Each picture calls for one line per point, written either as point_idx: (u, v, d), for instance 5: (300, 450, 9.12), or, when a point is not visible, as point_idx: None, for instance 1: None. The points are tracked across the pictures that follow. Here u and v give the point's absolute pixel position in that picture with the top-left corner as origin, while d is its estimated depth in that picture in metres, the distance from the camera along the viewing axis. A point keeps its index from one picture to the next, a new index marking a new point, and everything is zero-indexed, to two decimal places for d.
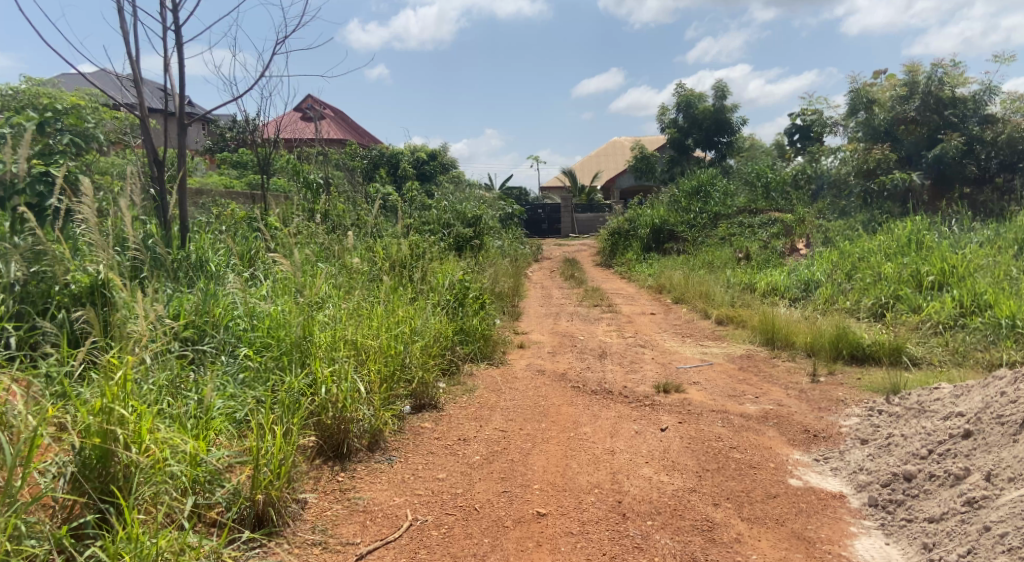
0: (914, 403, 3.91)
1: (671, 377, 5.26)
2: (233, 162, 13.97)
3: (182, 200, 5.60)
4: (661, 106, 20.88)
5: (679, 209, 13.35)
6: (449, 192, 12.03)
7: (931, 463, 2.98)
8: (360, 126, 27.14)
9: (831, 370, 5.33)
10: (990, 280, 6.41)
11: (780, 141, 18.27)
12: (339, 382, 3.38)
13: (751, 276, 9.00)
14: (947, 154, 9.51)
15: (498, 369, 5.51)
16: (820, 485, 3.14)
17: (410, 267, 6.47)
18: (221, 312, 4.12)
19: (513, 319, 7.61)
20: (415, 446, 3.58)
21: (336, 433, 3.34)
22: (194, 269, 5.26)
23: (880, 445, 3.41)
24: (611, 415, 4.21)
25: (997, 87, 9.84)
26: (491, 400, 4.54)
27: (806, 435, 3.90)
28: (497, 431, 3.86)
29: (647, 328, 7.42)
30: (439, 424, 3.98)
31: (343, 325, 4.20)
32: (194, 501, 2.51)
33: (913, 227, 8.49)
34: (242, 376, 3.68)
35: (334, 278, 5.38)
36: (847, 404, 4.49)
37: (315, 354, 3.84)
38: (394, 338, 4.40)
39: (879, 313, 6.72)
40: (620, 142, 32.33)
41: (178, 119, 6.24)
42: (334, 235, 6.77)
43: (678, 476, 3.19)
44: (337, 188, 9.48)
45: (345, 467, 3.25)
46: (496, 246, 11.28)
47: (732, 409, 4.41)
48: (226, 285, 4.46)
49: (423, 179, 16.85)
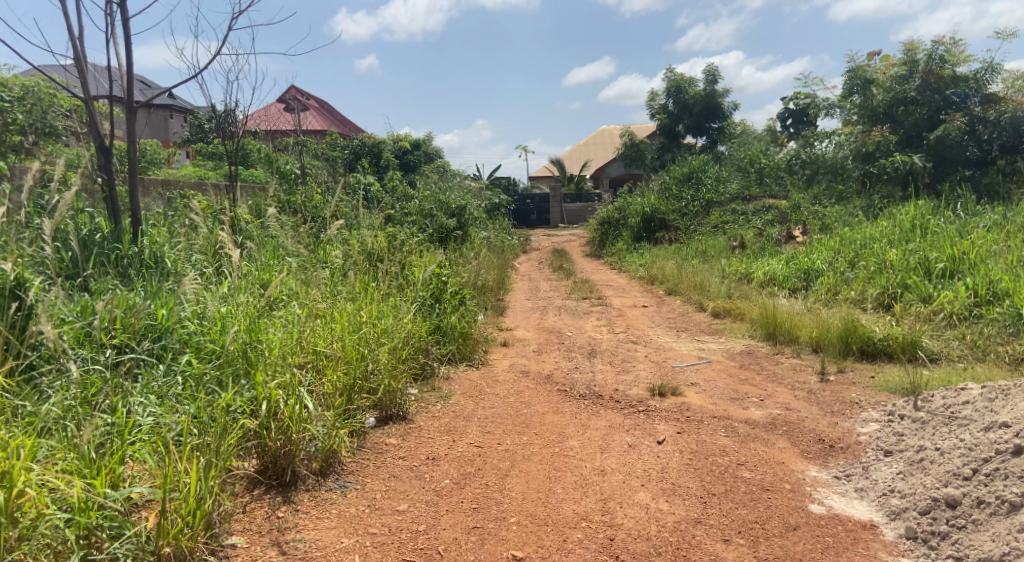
0: (939, 407, 3.48)
1: (667, 378, 4.80)
2: (207, 154, 13.36)
3: (130, 189, 5.01)
4: (650, 92, 20.40)
5: (670, 197, 12.86)
6: (432, 181, 11.50)
7: (978, 486, 2.54)
8: (341, 115, 26.42)
9: (841, 368, 4.87)
10: (1004, 267, 5.98)
11: (773, 125, 17.78)
12: (284, 395, 2.91)
13: (747, 265, 8.58)
14: (949, 135, 9.09)
15: (478, 372, 5.04)
16: (845, 511, 2.70)
17: (384, 260, 5.98)
18: (163, 315, 3.66)
19: (497, 315, 7.14)
20: (375, 469, 3.09)
21: (281, 457, 2.85)
22: (145, 268, 4.72)
23: (911, 460, 2.96)
24: (602, 425, 3.74)
25: (1000, 65, 9.35)
26: (468, 409, 4.08)
27: (821, 446, 3.45)
28: (471, 447, 3.39)
29: (639, 323, 6.95)
30: (407, 440, 3.50)
31: (300, 328, 3.72)
32: (82, 556, 2.08)
33: (917, 211, 8.04)
34: (176, 389, 3.22)
35: (301, 276, 4.91)
36: (863, 407, 4.04)
37: (263, 361, 3.35)
38: (359, 340, 3.91)
39: (887, 304, 6.27)
40: (609, 130, 31.75)
41: (127, 103, 5.67)
42: (306, 231, 6.30)
43: (680, 504, 2.73)
44: (313, 178, 8.96)
45: (289, 497, 2.77)
46: (480, 237, 10.78)
47: (735, 415, 3.96)
48: (173, 287, 4.01)
49: (407, 169, 16.31)
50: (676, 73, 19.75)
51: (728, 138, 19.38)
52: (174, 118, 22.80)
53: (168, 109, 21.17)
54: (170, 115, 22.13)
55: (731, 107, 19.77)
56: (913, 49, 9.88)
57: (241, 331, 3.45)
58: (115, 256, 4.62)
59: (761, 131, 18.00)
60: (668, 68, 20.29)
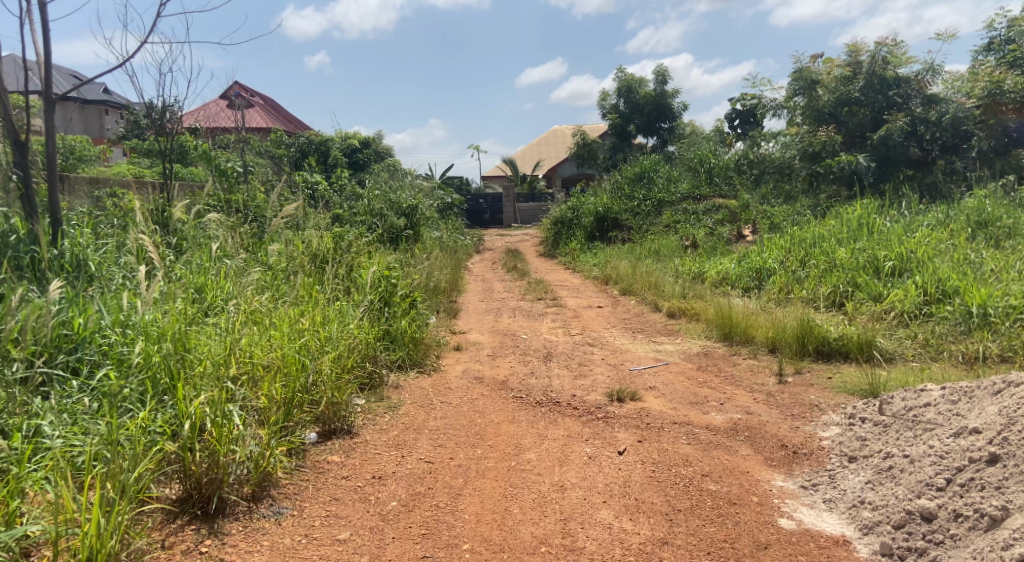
0: (901, 410, 3.39)
1: (625, 382, 4.64)
2: (143, 150, 12.72)
3: (49, 186, 4.56)
4: (602, 92, 20.40)
5: (623, 197, 12.82)
6: (382, 179, 11.18)
7: (953, 498, 2.47)
8: (286, 113, 25.70)
9: (798, 369, 4.80)
10: (951, 265, 6.05)
11: (722, 125, 17.92)
12: (210, 412, 2.64)
13: (700, 264, 8.53)
14: (892, 136, 9.26)
15: (429, 379, 4.78)
16: (816, 525, 2.59)
17: (329, 262, 5.68)
18: (81, 323, 3.35)
19: (449, 318, 6.90)
20: (315, 492, 2.84)
21: (206, 483, 2.57)
22: (66, 272, 4.31)
23: (879, 468, 2.86)
24: (559, 435, 3.55)
25: (940, 66, 9.56)
26: (418, 420, 3.84)
27: (784, 452, 3.33)
28: (421, 463, 3.17)
29: (595, 324, 6.81)
30: (351, 457, 3.25)
31: (235, 336, 3.43)
32: None
33: (864, 210, 8.09)
34: (92, 406, 2.92)
35: (241, 280, 4.61)
36: (823, 410, 3.95)
37: (192, 374, 3.06)
38: (299, 349, 3.65)
39: (839, 303, 6.26)
40: (560, 130, 31.77)
41: (44, 95, 5.16)
42: (247, 233, 5.96)
43: (645, 523, 2.58)
44: (256, 176, 8.55)
45: (214, 529, 2.50)
46: (432, 238, 10.53)
47: (696, 420, 3.82)
48: (95, 297, 3.69)
49: (356, 168, 15.89)
50: (627, 73, 19.76)
51: (678, 139, 19.57)
52: (109, 115, 21.74)
53: (104, 106, 20.19)
54: (106, 111, 21.18)
55: (681, 107, 19.96)
56: (856, 51, 10.01)
57: (167, 342, 3.15)
58: (33, 260, 4.22)
59: (710, 131, 18.13)
60: (619, 69, 20.29)
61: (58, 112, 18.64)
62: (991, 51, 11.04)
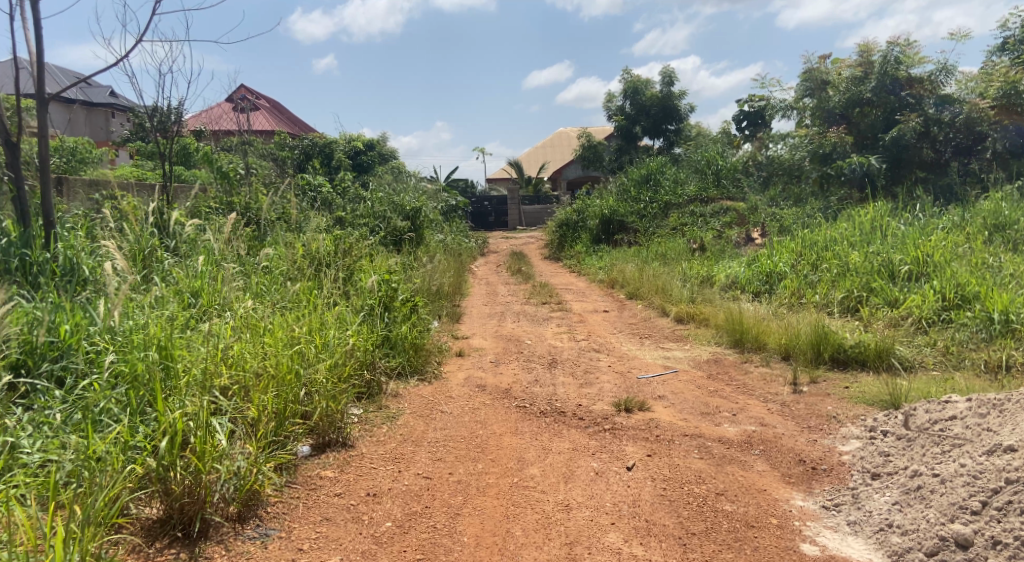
0: (925, 423, 3.20)
1: (632, 391, 4.46)
2: (145, 153, 12.60)
3: (41, 188, 4.35)
4: (607, 94, 20.21)
5: (629, 199, 12.64)
6: (385, 182, 11.02)
7: (990, 523, 2.30)
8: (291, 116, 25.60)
9: (814, 379, 4.61)
10: (969, 269, 5.85)
11: (730, 128, 17.67)
12: (192, 426, 2.49)
13: (708, 268, 8.35)
14: (904, 137, 9.00)
15: (430, 387, 4.60)
16: (840, 552, 2.41)
17: (331, 265, 5.52)
18: (66, 330, 3.17)
19: (452, 322, 6.73)
20: (304, 511, 2.68)
21: (188, 504, 2.41)
22: (58, 277, 4.14)
23: (906, 487, 2.68)
24: (564, 448, 3.38)
25: (954, 67, 9.33)
26: (417, 431, 3.67)
27: (803, 468, 3.14)
28: (419, 479, 3.00)
29: (601, 329, 6.63)
30: (345, 472, 3.08)
31: (225, 343, 3.26)
32: None
33: (876, 212, 7.89)
34: (73, 417, 2.74)
35: (238, 284, 4.46)
36: (841, 422, 3.76)
37: (176, 384, 2.89)
38: (293, 357, 3.48)
39: (853, 308, 6.07)
40: (566, 132, 31.62)
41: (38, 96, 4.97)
42: (245, 236, 5.82)
43: (656, 548, 2.42)
44: (256, 178, 8.41)
45: (194, 554, 2.34)
46: (436, 241, 10.37)
47: (708, 433, 3.63)
48: (84, 302, 3.52)
49: (361, 170, 15.75)
50: (633, 75, 19.56)
51: (685, 141, 19.36)
52: (116, 117, 21.67)
53: (111, 108, 20.15)
54: (113, 115, 21.10)
55: (688, 109, 19.73)
56: (867, 51, 9.81)
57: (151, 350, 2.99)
58: (25, 263, 4.06)
59: (717, 133, 17.90)
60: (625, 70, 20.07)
61: (64, 114, 18.59)
62: (1005, 51, 10.80)
